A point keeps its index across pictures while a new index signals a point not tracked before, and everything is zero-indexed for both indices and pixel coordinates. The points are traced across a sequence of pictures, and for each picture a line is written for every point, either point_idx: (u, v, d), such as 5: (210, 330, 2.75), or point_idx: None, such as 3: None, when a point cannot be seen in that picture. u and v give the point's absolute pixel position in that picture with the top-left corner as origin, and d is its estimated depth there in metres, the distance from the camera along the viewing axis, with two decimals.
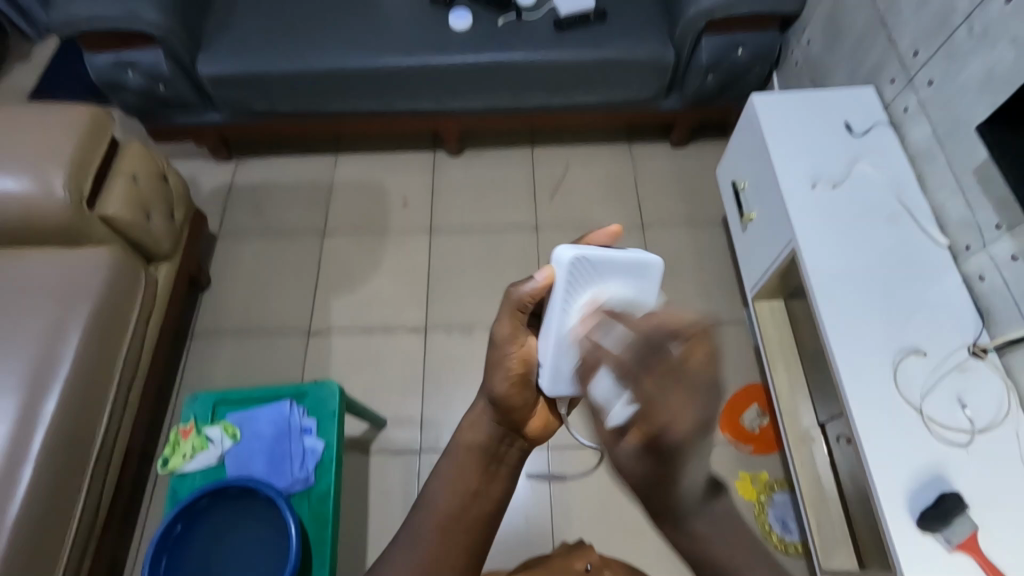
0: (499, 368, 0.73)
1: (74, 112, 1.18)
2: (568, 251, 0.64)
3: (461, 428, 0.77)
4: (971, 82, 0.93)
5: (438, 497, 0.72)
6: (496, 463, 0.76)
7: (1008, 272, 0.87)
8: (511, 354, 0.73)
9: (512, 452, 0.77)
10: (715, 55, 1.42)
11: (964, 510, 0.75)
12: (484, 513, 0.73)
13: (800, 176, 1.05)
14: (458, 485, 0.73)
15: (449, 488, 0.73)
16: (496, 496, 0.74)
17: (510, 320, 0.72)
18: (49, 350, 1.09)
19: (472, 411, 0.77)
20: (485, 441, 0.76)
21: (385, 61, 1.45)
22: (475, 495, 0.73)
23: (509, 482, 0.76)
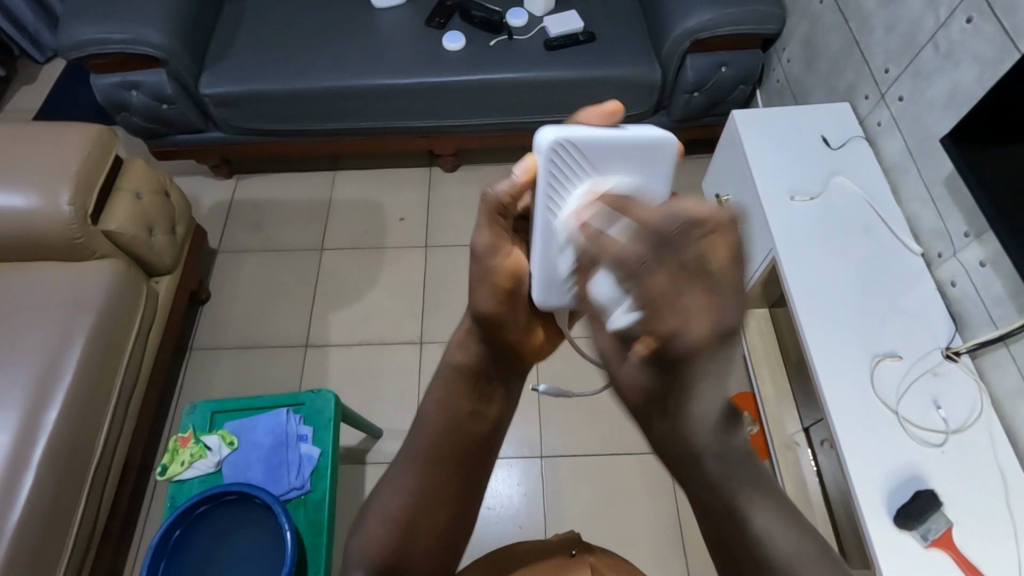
0: (481, 287, 0.58)
1: (81, 132, 1.22)
2: (550, 134, 0.55)
3: (451, 346, 0.63)
4: (938, 98, 0.98)
5: (428, 420, 0.62)
6: (489, 386, 0.64)
7: (977, 278, 0.91)
8: (498, 267, 0.58)
9: (511, 367, 0.65)
10: (699, 74, 1.47)
11: (938, 507, 0.77)
12: (478, 442, 0.63)
13: (779, 188, 1.09)
14: (446, 412, 0.62)
15: (436, 413, 0.62)
16: (493, 417, 0.64)
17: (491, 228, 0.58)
18: (52, 362, 1.11)
19: (459, 329, 0.63)
20: (476, 363, 0.62)
21: (382, 81, 1.50)
22: (469, 418, 0.63)
23: (507, 400, 0.65)
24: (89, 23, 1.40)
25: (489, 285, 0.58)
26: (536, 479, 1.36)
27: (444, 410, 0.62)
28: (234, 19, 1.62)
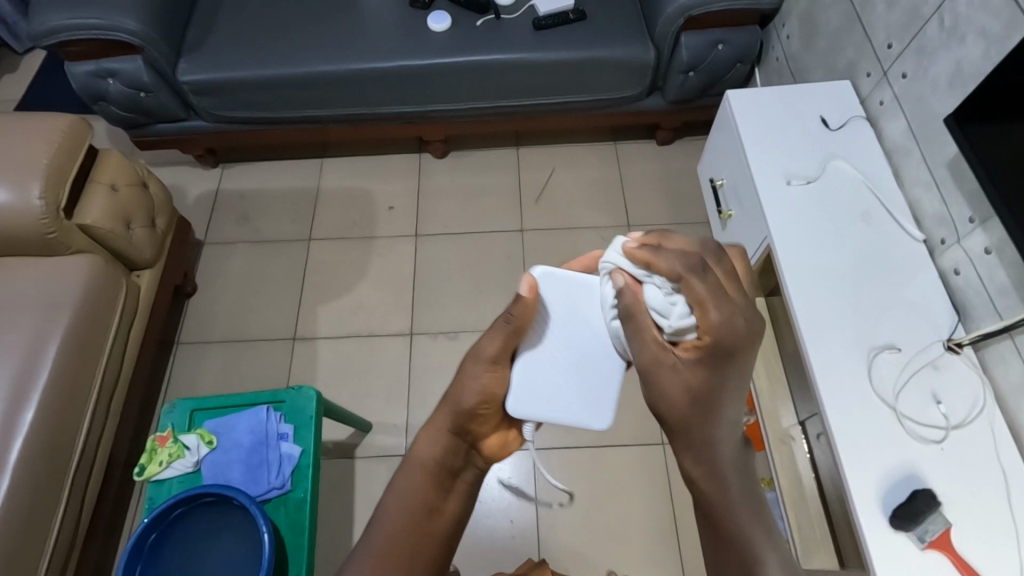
0: (469, 385, 0.73)
1: (52, 122, 1.18)
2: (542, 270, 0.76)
3: (419, 441, 0.76)
4: (942, 75, 0.93)
5: (392, 512, 0.71)
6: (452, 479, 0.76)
7: (982, 266, 0.87)
8: (485, 372, 0.73)
9: (467, 468, 0.78)
10: (694, 53, 1.41)
11: (936, 508, 0.74)
12: (435, 533, 0.71)
13: (775, 173, 1.04)
14: (415, 498, 0.72)
15: (403, 501, 0.72)
16: (453, 512, 0.74)
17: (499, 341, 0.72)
18: (28, 360, 1.09)
19: (429, 425, 0.77)
20: (442, 453, 0.75)
21: (366, 65, 1.45)
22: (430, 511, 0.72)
23: (464, 498, 0.77)
24: (60, 8, 1.35)
25: (477, 380, 0.73)
26: (528, 473, 1.33)
27: (411, 496, 0.72)
28: (212, 3, 1.57)
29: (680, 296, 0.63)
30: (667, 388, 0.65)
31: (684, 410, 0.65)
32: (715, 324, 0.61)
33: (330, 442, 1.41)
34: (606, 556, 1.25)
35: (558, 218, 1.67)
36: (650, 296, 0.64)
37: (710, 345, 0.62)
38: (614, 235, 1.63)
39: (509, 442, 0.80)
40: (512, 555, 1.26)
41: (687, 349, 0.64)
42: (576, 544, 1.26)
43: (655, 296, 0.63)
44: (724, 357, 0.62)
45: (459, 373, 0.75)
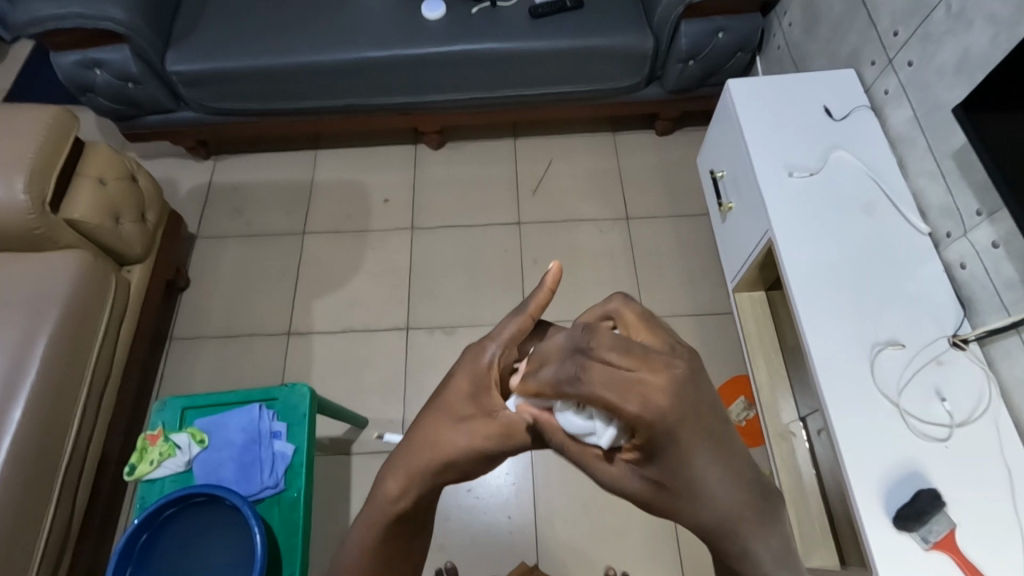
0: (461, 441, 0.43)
1: (37, 115, 1.16)
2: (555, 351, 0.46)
3: (383, 492, 0.45)
4: (949, 63, 0.90)
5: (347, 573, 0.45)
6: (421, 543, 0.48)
7: (988, 260, 0.85)
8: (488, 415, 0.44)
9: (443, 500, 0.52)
10: (694, 42, 1.38)
11: (940, 508, 0.73)
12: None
13: (776, 165, 1.02)
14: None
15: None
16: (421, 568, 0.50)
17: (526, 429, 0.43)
18: (15, 358, 1.07)
19: (398, 473, 0.44)
20: (409, 518, 0.45)
21: (358, 55, 1.42)
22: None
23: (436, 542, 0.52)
24: None
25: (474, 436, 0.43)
26: (525, 468, 1.32)
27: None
28: None
29: (603, 399, 0.37)
30: (615, 481, 0.39)
31: (655, 505, 0.38)
32: (642, 415, 0.34)
33: (326, 438, 1.39)
34: (604, 552, 1.24)
35: (555, 210, 1.65)
36: (565, 419, 0.39)
37: (654, 444, 0.35)
38: (612, 228, 1.61)
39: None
40: (509, 552, 1.25)
41: (632, 451, 0.38)
42: (574, 540, 1.25)
43: (574, 420, 0.38)
44: (675, 447, 0.35)
45: (448, 395, 0.45)
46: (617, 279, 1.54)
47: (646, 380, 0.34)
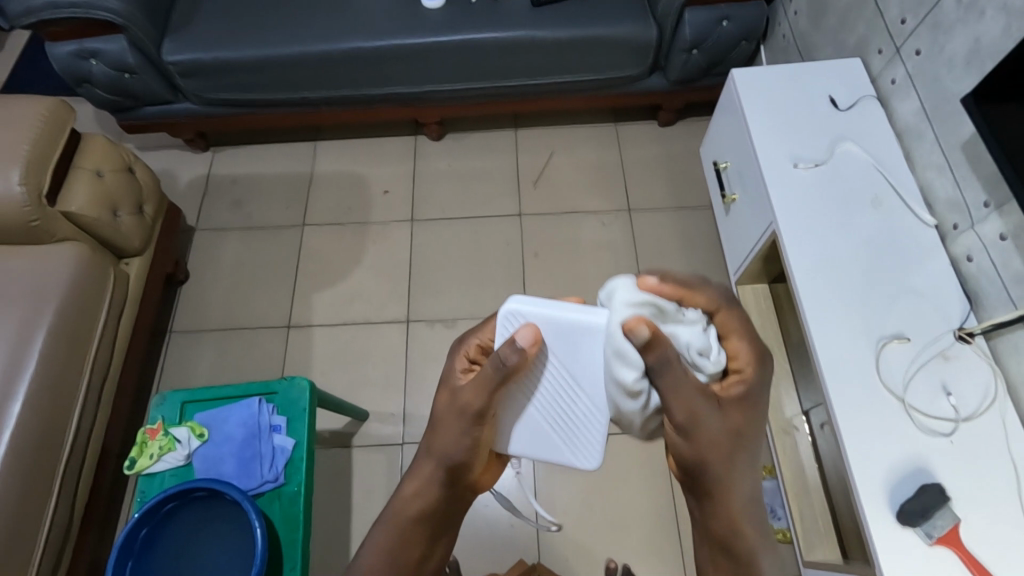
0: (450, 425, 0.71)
1: (32, 106, 1.14)
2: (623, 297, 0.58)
3: (404, 492, 0.77)
4: (958, 52, 0.88)
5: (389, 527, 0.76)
6: (440, 522, 0.78)
7: (996, 253, 0.84)
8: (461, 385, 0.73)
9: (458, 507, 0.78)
10: (698, 31, 1.36)
11: (944, 503, 0.72)
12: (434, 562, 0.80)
13: (780, 156, 1.00)
14: (403, 558, 0.76)
15: (394, 559, 0.75)
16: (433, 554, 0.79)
17: (475, 389, 0.66)
18: (15, 352, 1.06)
19: (415, 476, 0.76)
20: (428, 506, 0.76)
21: (358, 45, 1.40)
22: (425, 555, 0.78)
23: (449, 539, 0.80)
24: None
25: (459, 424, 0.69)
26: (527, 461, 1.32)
27: (400, 550, 0.76)
28: None
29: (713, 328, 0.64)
30: (710, 433, 0.63)
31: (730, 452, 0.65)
32: (742, 355, 0.66)
33: (326, 431, 1.39)
34: (605, 545, 1.24)
35: (557, 202, 1.63)
36: (685, 335, 0.60)
37: (748, 374, 0.66)
38: (614, 220, 1.60)
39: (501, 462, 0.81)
40: (509, 544, 1.24)
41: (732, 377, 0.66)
42: (575, 536, 1.25)
43: (691, 335, 0.60)
44: (755, 392, 0.66)
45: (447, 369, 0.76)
46: (618, 272, 1.53)
47: (739, 342, 0.65)
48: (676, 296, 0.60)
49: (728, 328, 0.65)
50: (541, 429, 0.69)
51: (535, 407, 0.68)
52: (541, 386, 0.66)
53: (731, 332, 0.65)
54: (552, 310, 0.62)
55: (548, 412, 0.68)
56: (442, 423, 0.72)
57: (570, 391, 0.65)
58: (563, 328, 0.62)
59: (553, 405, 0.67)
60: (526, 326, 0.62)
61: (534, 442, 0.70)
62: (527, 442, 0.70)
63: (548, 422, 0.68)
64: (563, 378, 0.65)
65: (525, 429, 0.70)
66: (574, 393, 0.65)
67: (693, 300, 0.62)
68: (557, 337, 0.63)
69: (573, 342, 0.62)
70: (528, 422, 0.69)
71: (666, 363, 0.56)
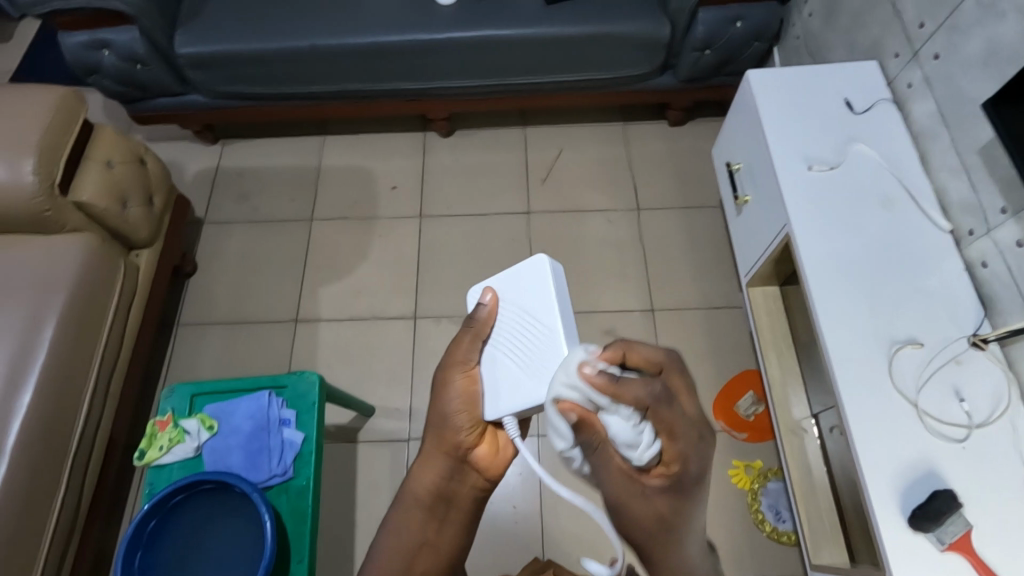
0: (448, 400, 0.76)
1: (44, 96, 1.14)
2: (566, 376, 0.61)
3: (414, 472, 0.83)
4: (978, 56, 0.88)
5: (403, 517, 0.82)
6: (443, 504, 0.82)
7: (1012, 258, 0.83)
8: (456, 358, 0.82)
9: (464, 490, 0.82)
10: (711, 30, 1.35)
11: (957, 508, 0.72)
12: (437, 550, 0.82)
13: (795, 157, 1.00)
14: (406, 535, 0.81)
15: (398, 534, 0.81)
16: (444, 541, 0.82)
17: (466, 348, 0.75)
18: (24, 343, 1.06)
19: (422, 457, 0.82)
20: (432, 482, 0.82)
21: (368, 39, 1.40)
22: (428, 536, 0.82)
23: (459, 524, 0.83)
24: None
25: (451, 392, 0.76)
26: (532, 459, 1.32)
27: (405, 530, 0.81)
28: None
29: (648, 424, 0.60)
30: (636, 513, 0.62)
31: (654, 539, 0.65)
32: (683, 453, 0.61)
33: (332, 425, 1.39)
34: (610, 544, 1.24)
35: (565, 201, 1.63)
36: (613, 427, 0.59)
37: (680, 473, 0.62)
38: (622, 218, 1.59)
39: (504, 448, 0.81)
40: (513, 542, 1.25)
41: (659, 472, 0.62)
42: (580, 535, 1.25)
43: (619, 429, 0.59)
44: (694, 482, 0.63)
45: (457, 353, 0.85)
46: (625, 271, 1.53)
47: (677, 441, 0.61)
48: (611, 395, 0.59)
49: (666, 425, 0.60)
50: (507, 370, 0.70)
51: (503, 352, 0.72)
52: (507, 336, 0.72)
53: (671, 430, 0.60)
54: (511, 272, 0.73)
55: (513, 352, 0.70)
56: (439, 396, 0.78)
57: (531, 335, 0.69)
58: (515, 283, 0.73)
59: (516, 346, 0.70)
60: (487, 291, 0.75)
61: (506, 386, 0.70)
62: (500, 391, 0.70)
63: (515, 364, 0.70)
64: (519, 325, 0.70)
65: (497, 375, 0.71)
66: (525, 334, 0.70)
67: (628, 394, 0.59)
68: (514, 293, 0.73)
69: (520, 288, 0.72)
70: (499, 371, 0.72)
71: (589, 444, 0.60)
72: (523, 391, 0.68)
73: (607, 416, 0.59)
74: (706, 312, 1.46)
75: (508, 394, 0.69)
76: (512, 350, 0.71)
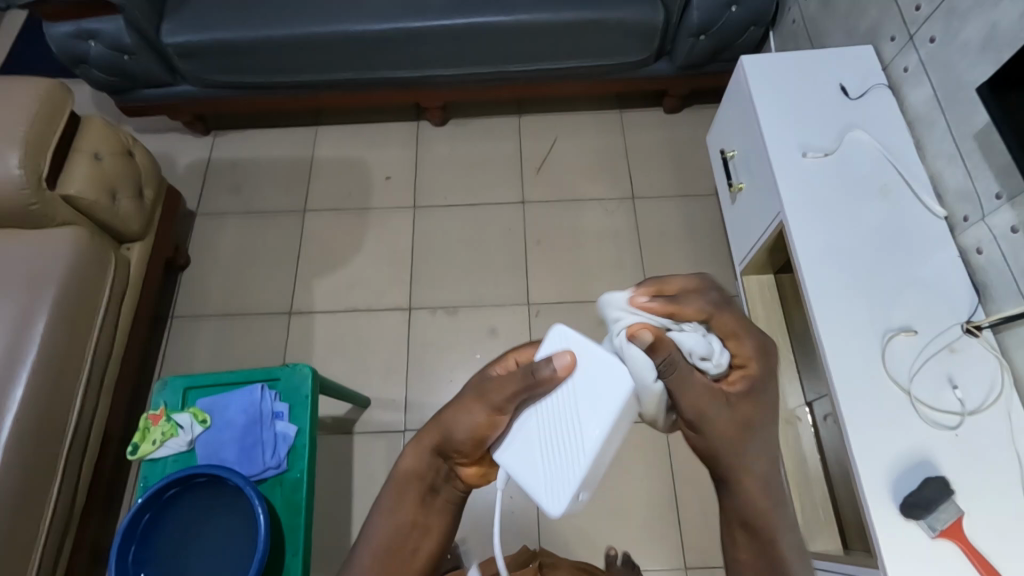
0: (461, 420, 0.61)
1: (29, 88, 1.13)
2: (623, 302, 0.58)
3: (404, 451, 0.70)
4: (974, 40, 0.87)
5: (382, 514, 0.68)
6: (433, 495, 0.69)
7: (1007, 245, 0.83)
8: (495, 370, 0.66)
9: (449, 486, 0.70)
10: (706, 16, 1.33)
11: (948, 496, 0.72)
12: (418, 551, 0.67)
13: (789, 145, 0.99)
14: (386, 530, 0.67)
15: (381, 524, 0.68)
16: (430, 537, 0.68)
17: (506, 392, 0.57)
18: (15, 338, 1.06)
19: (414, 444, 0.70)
20: (421, 472, 0.69)
21: (360, 27, 1.38)
22: (413, 526, 0.68)
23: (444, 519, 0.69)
24: None
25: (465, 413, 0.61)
26: None
27: (388, 515, 0.68)
28: None
29: (713, 334, 0.58)
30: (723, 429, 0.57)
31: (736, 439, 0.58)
32: (752, 354, 0.59)
33: (328, 417, 1.39)
34: (605, 535, 1.24)
35: (561, 190, 1.62)
36: (689, 342, 0.56)
37: (755, 376, 0.59)
38: (618, 208, 1.58)
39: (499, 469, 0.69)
40: (510, 533, 1.25)
41: (733, 384, 0.59)
42: (576, 525, 1.25)
43: (695, 341, 0.56)
44: (761, 384, 0.59)
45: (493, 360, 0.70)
46: (621, 260, 1.52)
47: (746, 343, 0.59)
48: (668, 313, 0.57)
49: (733, 328, 0.59)
50: (525, 448, 0.55)
51: (534, 430, 0.55)
52: (546, 419, 0.55)
53: (737, 332, 0.59)
54: (599, 361, 0.53)
55: (548, 432, 0.54)
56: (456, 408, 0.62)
57: (568, 442, 0.52)
58: (603, 373, 0.52)
59: (547, 436, 0.54)
60: (567, 350, 0.54)
61: (518, 467, 0.55)
62: (512, 461, 0.56)
63: (536, 451, 0.55)
64: (560, 428, 0.53)
65: (519, 449, 0.56)
66: (558, 445, 0.53)
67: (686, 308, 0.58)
68: (591, 384, 0.53)
69: (599, 381, 0.52)
70: (519, 441, 0.56)
71: (670, 369, 0.54)
72: (540, 483, 0.53)
73: (680, 336, 0.56)
74: None
75: (523, 474, 0.55)
76: (541, 442, 0.55)
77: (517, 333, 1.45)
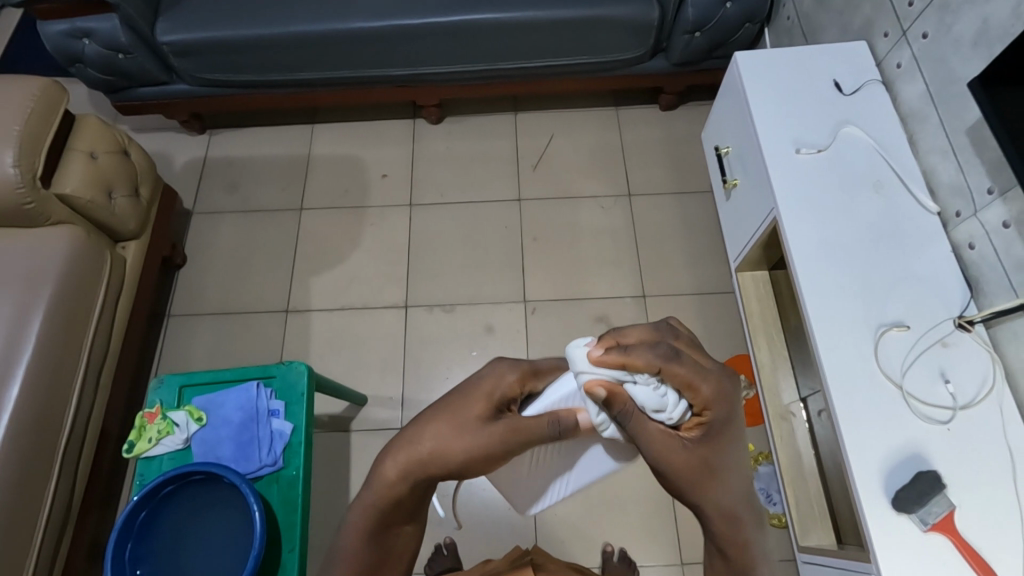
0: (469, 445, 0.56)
1: (23, 87, 1.13)
2: (585, 360, 0.57)
3: (381, 473, 0.57)
4: (966, 36, 0.87)
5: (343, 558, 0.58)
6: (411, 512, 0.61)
7: (999, 240, 0.83)
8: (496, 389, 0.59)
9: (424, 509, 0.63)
10: (701, 12, 1.33)
11: (939, 490, 0.73)
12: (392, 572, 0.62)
13: (783, 141, 0.99)
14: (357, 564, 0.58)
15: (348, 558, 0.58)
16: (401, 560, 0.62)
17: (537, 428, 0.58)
18: (10, 337, 1.06)
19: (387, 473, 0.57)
20: (397, 505, 0.58)
21: (355, 24, 1.38)
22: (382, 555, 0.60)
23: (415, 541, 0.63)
24: None
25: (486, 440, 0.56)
26: None
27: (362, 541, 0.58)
28: None
29: (671, 384, 0.56)
30: (681, 466, 0.57)
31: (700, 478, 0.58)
32: (711, 397, 0.56)
33: (325, 415, 1.39)
34: (602, 531, 1.24)
35: (557, 187, 1.62)
36: (638, 394, 0.56)
37: (711, 418, 0.58)
38: (614, 205, 1.59)
39: None
40: (508, 529, 1.25)
41: (692, 427, 0.59)
42: (573, 521, 1.26)
43: (646, 394, 0.56)
44: (725, 422, 0.58)
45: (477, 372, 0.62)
46: (618, 258, 1.52)
47: (701, 387, 0.56)
48: (621, 365, 0.55)
49: (683, 378, 0.55)
50: (531, 479, 0.68)
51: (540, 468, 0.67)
52: (558, 466, 0.67)
53: (689, 382, 0.55)
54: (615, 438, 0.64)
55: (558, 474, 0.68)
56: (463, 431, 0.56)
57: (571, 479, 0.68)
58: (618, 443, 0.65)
59: (555, 474, 0.68)
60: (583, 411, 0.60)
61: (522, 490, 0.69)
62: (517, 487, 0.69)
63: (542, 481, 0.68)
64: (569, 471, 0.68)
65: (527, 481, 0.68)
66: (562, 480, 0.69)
67: (635, 362, 0.54)
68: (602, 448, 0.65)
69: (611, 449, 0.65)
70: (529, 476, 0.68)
71: (624, 416, 0.56)
72: (535, 497, 0.70)
73: (633, 387, 0.56)
74: (698, 297, 1.46)
75: (522, 493, 0.70)
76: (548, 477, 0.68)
77: (513, 331, 1.45)
